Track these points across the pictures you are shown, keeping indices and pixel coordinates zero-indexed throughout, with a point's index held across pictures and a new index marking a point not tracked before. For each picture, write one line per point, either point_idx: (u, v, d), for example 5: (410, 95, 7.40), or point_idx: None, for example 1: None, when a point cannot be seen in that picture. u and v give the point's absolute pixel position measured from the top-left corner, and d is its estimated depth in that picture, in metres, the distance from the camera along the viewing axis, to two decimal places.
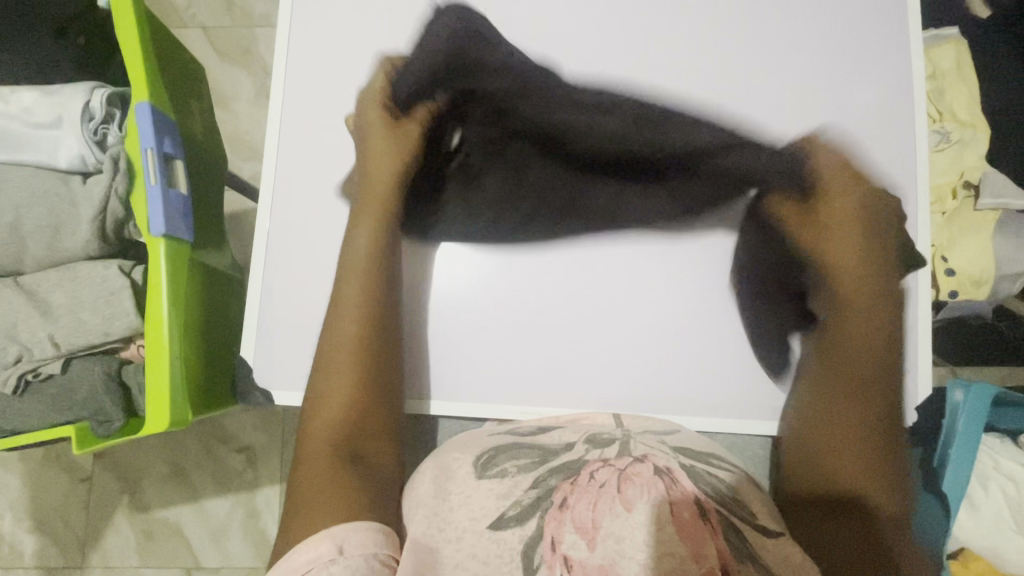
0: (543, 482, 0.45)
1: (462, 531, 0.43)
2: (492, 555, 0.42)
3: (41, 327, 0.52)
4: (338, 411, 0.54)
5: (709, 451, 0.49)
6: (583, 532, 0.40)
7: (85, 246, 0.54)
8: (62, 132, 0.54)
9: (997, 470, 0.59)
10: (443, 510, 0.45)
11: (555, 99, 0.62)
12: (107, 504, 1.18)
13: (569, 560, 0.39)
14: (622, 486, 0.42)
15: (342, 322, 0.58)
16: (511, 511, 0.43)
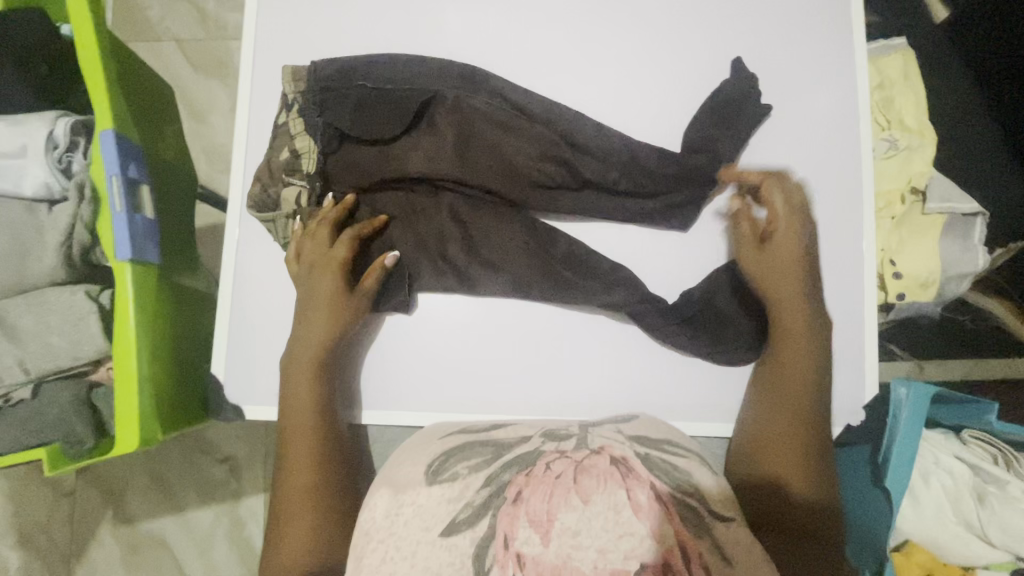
0: (495, 478, 0.43)
1: (414, 543, 0.40)
2: (443, 564, 0.38)
3: (10, 352, 0.54)
4: (300, 496, 0.56)
5: (668, 440, 0.50)
6: (537, 526, 0.38)
7: (51, 272, 0.55)
8: (26, 161, 0.55)
9: (937, 464, 0.61)
10: (396, 524, 0.42)
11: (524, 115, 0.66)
12: (91, 516, 1.19)
13: (522, 558, 0.37)
14: (579, 476, 0.40)
15: (295, 412, 0.59)
16: (462, 514, 0.41)
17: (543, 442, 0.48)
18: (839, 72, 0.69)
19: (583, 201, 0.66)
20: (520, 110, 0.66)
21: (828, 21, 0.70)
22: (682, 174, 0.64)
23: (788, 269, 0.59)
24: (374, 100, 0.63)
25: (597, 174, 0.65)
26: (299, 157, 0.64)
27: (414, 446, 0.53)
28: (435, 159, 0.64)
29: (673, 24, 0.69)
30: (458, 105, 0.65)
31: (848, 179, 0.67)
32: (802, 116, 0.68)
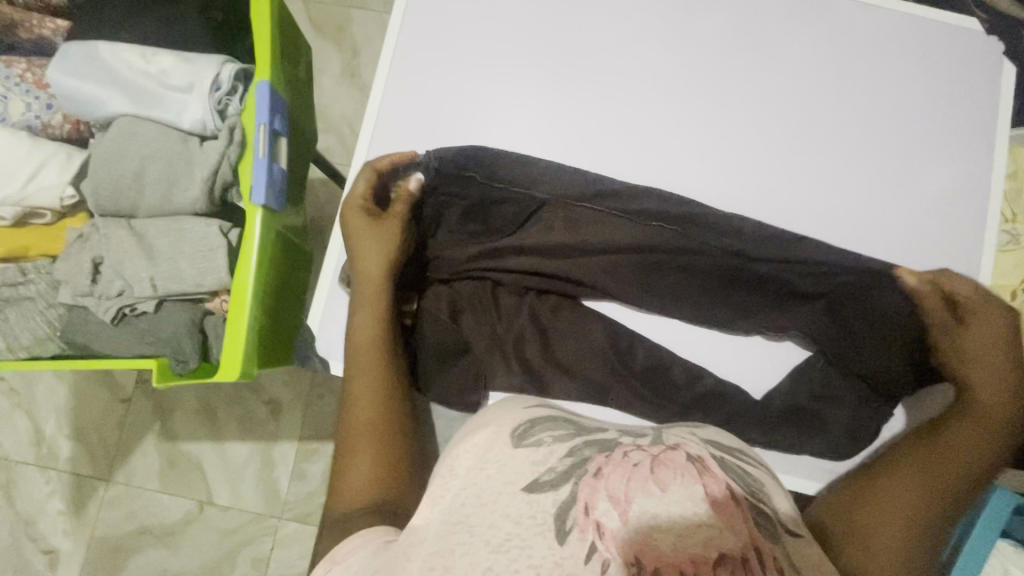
0: (577, 451, 0.43)
1: (497, 492, 0.41)
2: (525, 515, 0.39)
3: (144, 268, 0.58)
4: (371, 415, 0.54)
5: (741, 447, 0.47)
6: (616, 502, 0.39)
7: (193, 203, 0.59)
8: (190, 97, 0.60)
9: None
10: (479, 476, 0.43)
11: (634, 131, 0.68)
12: (140, 427, 1.27)
13: (601, 527, 0.38)
14: (656, 467, 0.41)
15: (359, 327, 0.59)
16: (545, 476, 0.41)
17: (622, 435, 0.47)
18: (974, 153, 0.68)
19: (669, 305, 0.66)
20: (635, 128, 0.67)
21: (966, 104, 0.69)
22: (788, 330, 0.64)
23: (986, 355, 0.54)
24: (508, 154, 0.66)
25: (698, 299, 0.65)
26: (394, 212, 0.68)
27: (497, 409, 0.50)
28: (528, 257, 0.66)
29: (810, 78, 0.70)
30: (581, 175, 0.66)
31: (963, 257, 0.67)
32: (924, 187, 0.68)
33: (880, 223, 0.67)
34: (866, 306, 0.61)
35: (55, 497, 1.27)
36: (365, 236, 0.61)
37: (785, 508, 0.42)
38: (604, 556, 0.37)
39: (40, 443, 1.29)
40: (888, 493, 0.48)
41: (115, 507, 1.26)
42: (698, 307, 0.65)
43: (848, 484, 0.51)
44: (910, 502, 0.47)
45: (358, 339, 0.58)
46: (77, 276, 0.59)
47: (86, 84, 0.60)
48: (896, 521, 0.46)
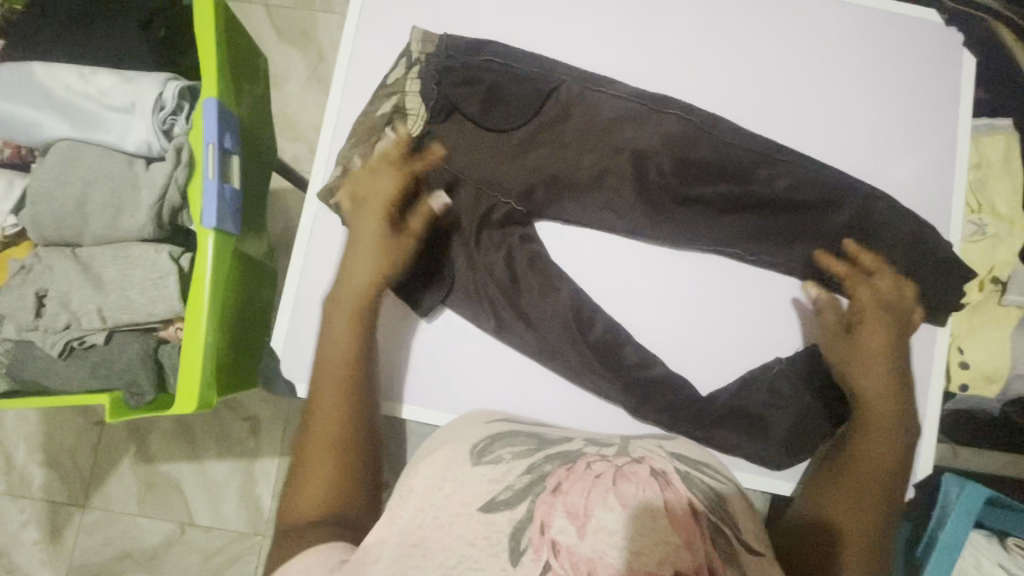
0: (537, 468, 0.44)
1: (453, 513, 0.40)
2: (479, 536, 0.38)
3: (92, 299, 0.56)
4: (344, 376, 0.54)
5: (706, 462, 0.48)
6: (574, 518, 0.39)
7: (140, 228, 0.57)
8: (133, 118, 0.57)
9: (978, 569, 0.61)
10: (436, 495, 0.42)
11: (606, 105, 0.65)
12: (114, 450, 1.24)
13: (557, 545, 0.37)
14: (618, 480, 0.41)
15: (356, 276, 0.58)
16: (502, 495, 0.41)
17: (585, 445, 0.48)
18: (938, 148, 0.68)
19: (659, 219, 0.66)
20: (607, 103, 0.65)
21: (922, 97, 0.69)
22: (782, 216, 0.65)
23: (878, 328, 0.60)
24: (512, 89, 0.65)
25: (688, 217, 0.66)
26: (406, 116, 0.64)
27: (460, 425, 0.52)
28: (534, 154, 0.66)
29: (771, 74, 0.69)
30: (579, 114, 0.66)
31: None
32: (889, 183, 0.68)
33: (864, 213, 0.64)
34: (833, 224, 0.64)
35: (30, 526, 1.24)
36: (368, 209, 0.60)
37: (743, 517, 0.43)
38: (558, 575, 0.36)
39: (12, 472, 1.25)
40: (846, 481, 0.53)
41: (93, 533, 1.23)
42: (690, 215, 0.66)
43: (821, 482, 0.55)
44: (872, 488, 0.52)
45: (351, 288, 0.57)
46: (21, 309, 0.56)
47: (22, 108, 0.58)
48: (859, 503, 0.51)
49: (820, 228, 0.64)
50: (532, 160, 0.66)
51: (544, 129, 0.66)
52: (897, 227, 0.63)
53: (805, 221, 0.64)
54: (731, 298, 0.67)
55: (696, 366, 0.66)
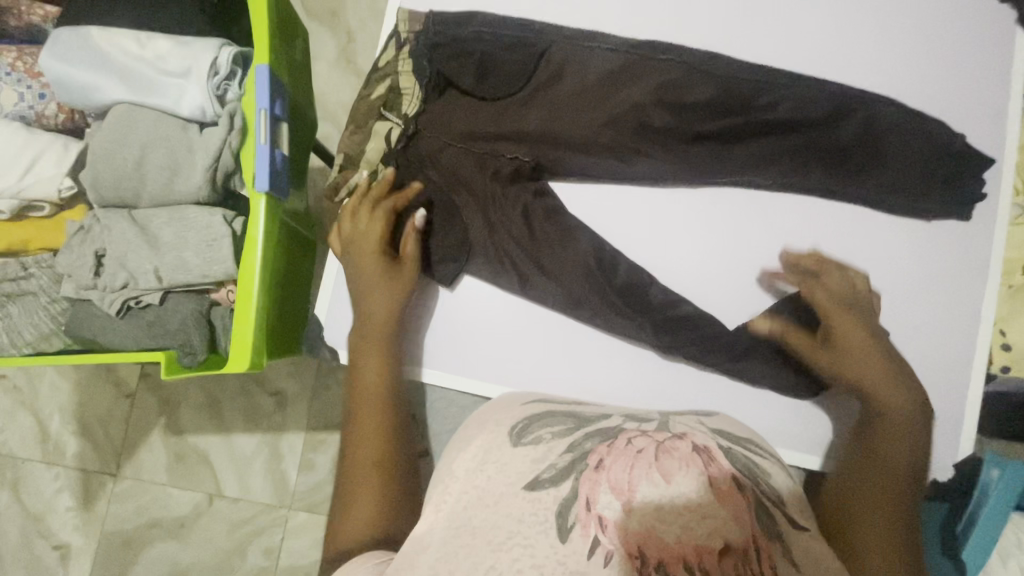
0: (578, 445, 0.44)
1: (498, 494, 0.42)
2: (526, 513, 0.40)
3: (148, 259, 0.57)
4: (374, 394, 0.60)
5: (749, 436, 0.49)
6: (619, 492, 0.39)
7: (195, 191, 0.58)
8: (188, 82, 0.58)
9: (1022, 548, 0.61)
10: (479, 477, 0.44)
11: (600, 59, 0.67)
12: (145, 421, 1.27)
13: (604, 520, 0.38)
14: (660, 455, 0.41)
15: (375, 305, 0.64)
16: (546, 474, 0.42)
17: (624, 421, 0.48)
18: (989, 122, 0.68)
19: (674, 170, 0.67)
20: (603, 59, 0.67)
21: (972, 70, 0.68)
22: (788, 157, 0.65)
23: (858, 348, 0.59)
24: (503, 50, 0.68)
25: (704, 153, 0.66)
26: (400, 95, 0.69)
27: (497, 406, 0.55)
28: (532, 114, 0.68)
29: (810, 61, 0.69)
30: (573, 69, 0.68)
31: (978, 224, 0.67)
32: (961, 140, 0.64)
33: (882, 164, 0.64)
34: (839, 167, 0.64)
35: (64, 493, 1.27)
36: (366, 246, 0.65)
37: (789, 496, 0.43)
38: (607, 549, 0.37)
39: (47, 440, 1.28)
40: (867, 487, 0.52)
41: (124, 502, 1.26)
42: (705, 153, 0.66)
43: (841, 488, 0.53)
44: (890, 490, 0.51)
45: (376, 317, 0.64)
46: (81, 268, 0.58)
47: (79, 70, 0.58)
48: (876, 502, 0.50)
49: (831, 149, 0.64)
50: (536, 113, 0.68)
51: (543, 86, 0.68)
52: (897, 171, 0.64)
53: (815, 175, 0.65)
54: (757, 239, 0.68)
55: (720, 303, 0.68)
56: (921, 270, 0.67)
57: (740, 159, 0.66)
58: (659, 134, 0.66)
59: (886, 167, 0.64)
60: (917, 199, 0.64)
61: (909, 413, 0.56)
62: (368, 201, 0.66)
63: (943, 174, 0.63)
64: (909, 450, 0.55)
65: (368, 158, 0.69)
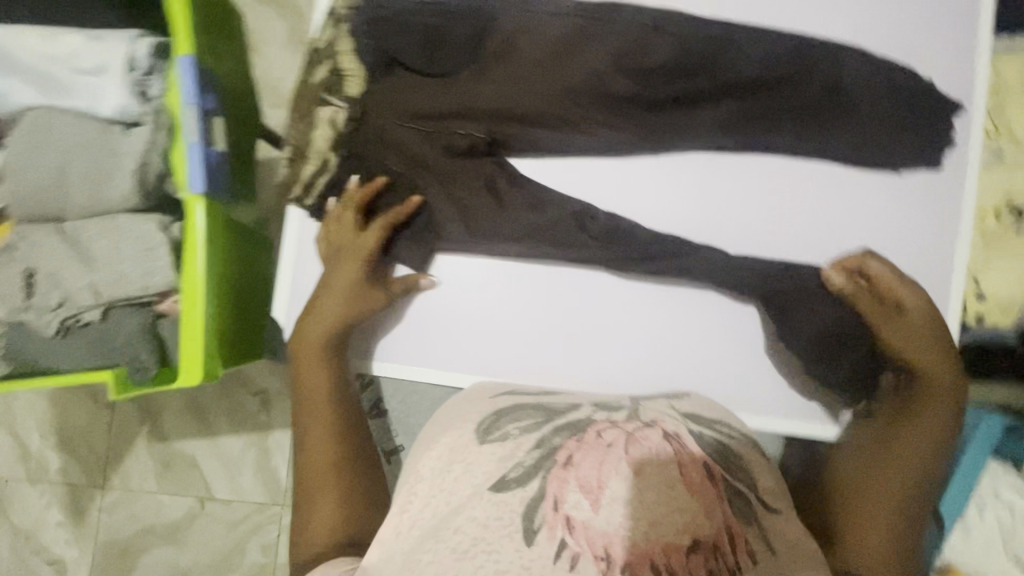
0: (546, 441, 0.42)
1: (461, 497, 0.40)
2: (492, 518, 0.38)
3: (83, 275, 0.54)
4: (323, 405, 0.59)
5: (721, 420, 0.48)
6: (587, 491, 0.38)
7: (125, 198, 0.54)
8: (105, 80, 0.54)
9: (995, 497, 0.63)
10: (446, 480, 0.42)
11: (552, 24, 0.63)
12: (127, 431, 1.25)
13: (571, 522, 0.37)
14: (630, 447, 0.40)
15: (319, 317, 0.61)
16: (512, 473, 0.40)
17: (594, 411, 0.47)
18: (960, 66, 0.65)
19: (634, 137, 0.64)
20: (555, 23, 0.63)
21: (938, 13, 0.65)
22: (755, 118, 0.62)
23: (916, 339, 0.57)
24: (448, 20, 0.63)
25: (668, 117, 0.63)
26: (344, 78, 0.64)
27: (464, 402, 0.52)
28: (485, 88, 0.63)
29: (770, 15, 0.65)
30: (526, 35, 0.63)
31: (948, 176, 0.65)
32: (929, 87, 0.62)
33: (845, 118, 0.62)
34: (807, 123, 0.62)
35: (53, 508, 1.26)
36: (343, 257, 0.62)
37: (762, 479, 0.43)
38: (575, 551, 0.36)
39: (29, 457, 1.26)
40: (880, 476, 0.54)
41: (115, 512, 1.25)
42: (665, 119, 0.63)
43: (853, 472, 0.56)
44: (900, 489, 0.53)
45: (319, 329, 0.61)
46: (11, 290, 0.54)
47: None
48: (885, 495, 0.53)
49: (799, 104, 0.62)
50: (492, 86, 0.63)
51: (497, 57, 0.64)
52: (869, 124, 0.61)
53: (779, 136, 0.63)
54: (731, 197, 0.66)
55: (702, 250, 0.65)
56: (893, 224, 0.65)
57: (705, 122, 0.63)
58: (620, 102, 0.63)
59: (857, 121, 0.61)
60: (885, 152, 0.62)
61: (947, 417, 0.56)
62: (341, 203, 0.63)
63: (911, 126, 0.61)
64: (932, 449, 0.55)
65: (315, 146, 0.64)
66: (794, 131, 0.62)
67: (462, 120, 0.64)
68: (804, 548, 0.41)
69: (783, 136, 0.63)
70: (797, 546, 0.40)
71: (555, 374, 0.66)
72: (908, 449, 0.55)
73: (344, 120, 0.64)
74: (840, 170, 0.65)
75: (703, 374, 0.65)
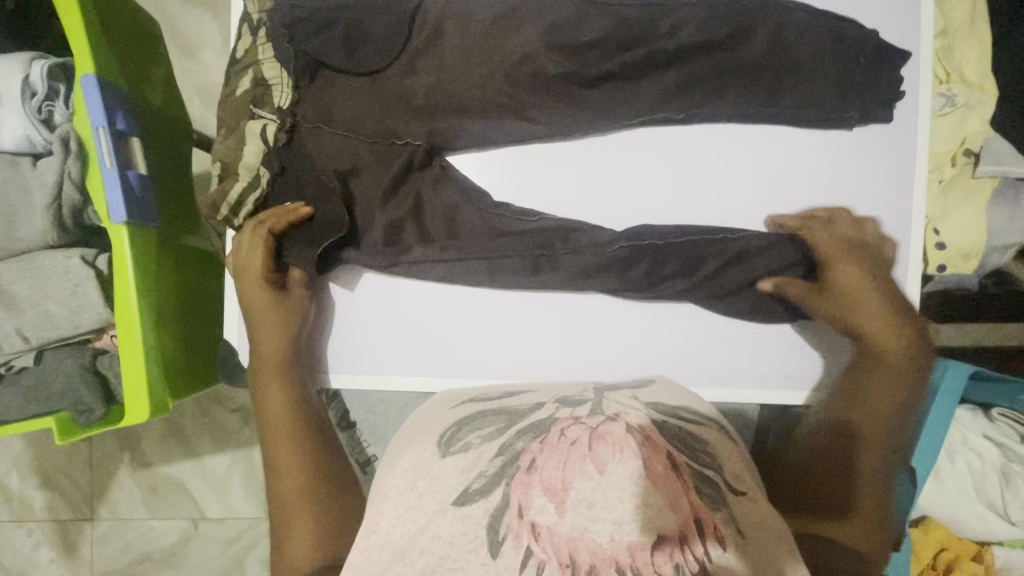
0: (510, 447, 0.41)
1: (427, 514, 0.39)
2: (456, 534, 0.37)
3: (7, 320, 0.51)
4: (283, 414, 0.58)
5: (683, 405, 0.48)
6: (552, 494, 0.37)
7: (42, 234, 0.52)
8: (3, 110, 0.50)
9: (965, 444, 0.63)
10: (411, 497, 0.41)
11: (481, 9, 0.61)
12: (108, 461, 1.20)
13: (537, 528, 0.35)
14: (594, 443, 0.39)
15: (267, 329, 0.61)
16: (476, 484, 0.39)
17: (558, 408, 0.45)
18: (903, 12, 0.64)
19: (580, 118, 0.62)
20: (486, 8, 0.61)
21: None
22: (700, 83, 0.60)
23: (864, 307, 0.58)
24: (370, 17, 0.60)
25: (610, 92, 0.61)
26: (269, 87, 0.61)
27: (428, 414, 0.51)
28: (416, 83, 0.61)
29: None
30: (453, 24, 0.61)
31: (901, 128, 0.64)
32: (874, 36, 0.60)
33: (795, 76, 0.59)
34: (754, 86, 0.60)
35: (42, 547, 1.21)
36: (246, 281, 0.61)
37: (728, 464, 0.43)
38: (541, 557, 0.35)
39: (9, 499, 1.21)
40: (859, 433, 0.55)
41: (107, 543, 1.21)
42: (608, 94, 0.61)
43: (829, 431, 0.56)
44: (873, 443, 0.54)
45: (270, 342, 0.61)
46: None
47: None
48: (860, 458, 0.53)
49: (743, 66, 0.59)
50: (424, 79, 0.61)
51: (427, 48, 0.61)
52: (818, 79, 0.59)
53: (731, 102, 0.61)
54: (687, 172, 0.64)
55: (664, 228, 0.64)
56: (851, 181, 0.64)
57: (652, 94, 0.61)
58: (562, 81, 0.61)
59: (806, 77, 0.59)
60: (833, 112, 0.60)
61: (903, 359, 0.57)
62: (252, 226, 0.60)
63: (860, 80, 0.59)
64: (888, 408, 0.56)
65: (245, 163, 0.61)
66: (744, 96, 0.60)
67: (398, 121, 0.62)
68: (773, 526, 0.41)
69: (730, 103, 0.61)
70: (763, 524, 0.40)
71: (524, 372, 0.64)
72: (878, 396, 0.56)
73: (275, 133, 0.61)
74: (789, 131, 0.64)
75: (665, 353, 0.65)
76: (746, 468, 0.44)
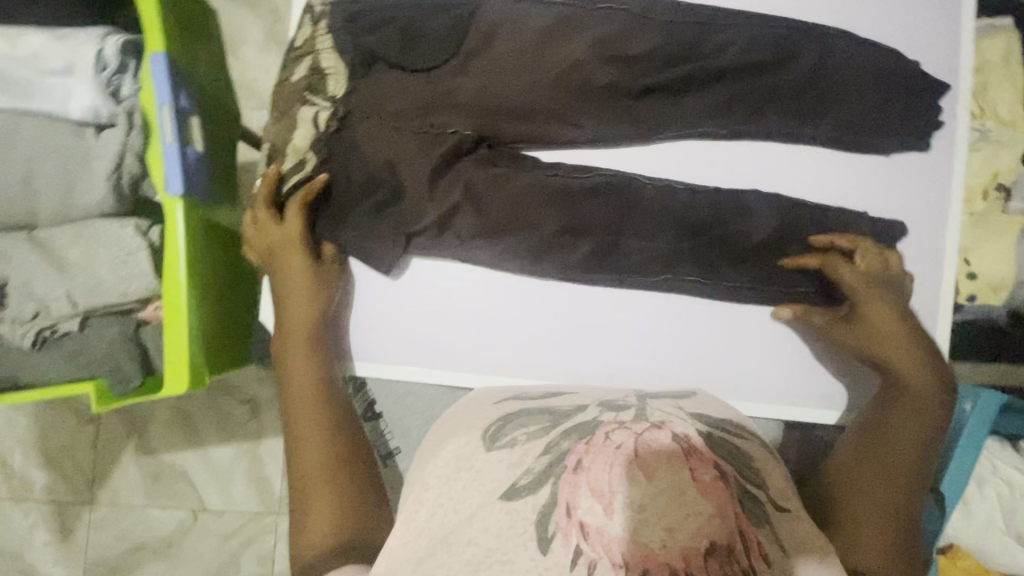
0: (555, 446, 0.41)
1: (472, 505, 0.39)
2: (504, 527, 0.37)
3: (58, 284, 0.52)
4: (310, 389, 0.56)
5: (722, 417, 0.48)
6: (599, 496, 0.37)
7: (99, 204, 0.53)
8: (73, 80, 0.52)
9: (995, 474, 0.63)
10: (454, 488, 0.41)
11: (534, 17, 0.63)
12: (112, 445, 1.19)
13: (585, 527, 0.36)
14: (640, 449, 0.39)
15: (296, 303, 0.60)
16: (523, 481, 0.39)
17: (603, 412, 0.45)
18: (942, 48, 0.65)
19: (624, 129, 0.63)
20: (539, 15, 0.62)
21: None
22: (743, 102, 0.62)
23: (888, 337, 0.57)
24: (426, 18, 0.62)
25: (654, 104, 0.63)
26: (324, 76, 0.63)
27: (469, 409, 0.51)
28: (466, 84, 0.62)
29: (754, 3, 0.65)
30: (506, 31, 0.62)
31: (939, 159, 0.65)
32: (916, 68, 0.61)
33: (837, 101, 0.61)
34: (795, 108, 0.61)
35: (39, 528, 1.19)
36: (276, 257, 0.61)
37: (772, 478, 0.42)
38: (591, 556, 0.35)
39: (10, 477, 1.20)
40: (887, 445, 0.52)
41: (104, 529, 1.19)
42: (653, 107, 0.63)
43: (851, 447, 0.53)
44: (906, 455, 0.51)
45: (300, 314, 0.60)
46: None
47: None
48: (893, 473, 0.50)
49: (786, 87, 0.61)
50: (476, 80, 0.62)
51: (480, 51, 0.63)
52: (858, 106, 0.61)
53: (772, 121, 0.62)
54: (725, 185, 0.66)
55: None
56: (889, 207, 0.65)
57: (696, 109, 0.62)
58: (608, 91, 0.62)
59: (846, 102, 0.61)
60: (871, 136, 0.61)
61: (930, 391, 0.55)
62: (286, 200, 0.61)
63: (902, 109, 0.61)
64: (927, 431, 0.52)
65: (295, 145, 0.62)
66: (787, 117, 0.62)
67: (449, 116, 0.63)
68: (814, 534, 0.41)
69: (771, 122, 0.62)
70: (807, 538, 0.40)
71: (555, 374, 0.65)
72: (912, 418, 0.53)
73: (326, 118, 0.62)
74: (827, 154, 0.66)
75: (695, 364, 0.65)
76: (786, 482, 0.44)
